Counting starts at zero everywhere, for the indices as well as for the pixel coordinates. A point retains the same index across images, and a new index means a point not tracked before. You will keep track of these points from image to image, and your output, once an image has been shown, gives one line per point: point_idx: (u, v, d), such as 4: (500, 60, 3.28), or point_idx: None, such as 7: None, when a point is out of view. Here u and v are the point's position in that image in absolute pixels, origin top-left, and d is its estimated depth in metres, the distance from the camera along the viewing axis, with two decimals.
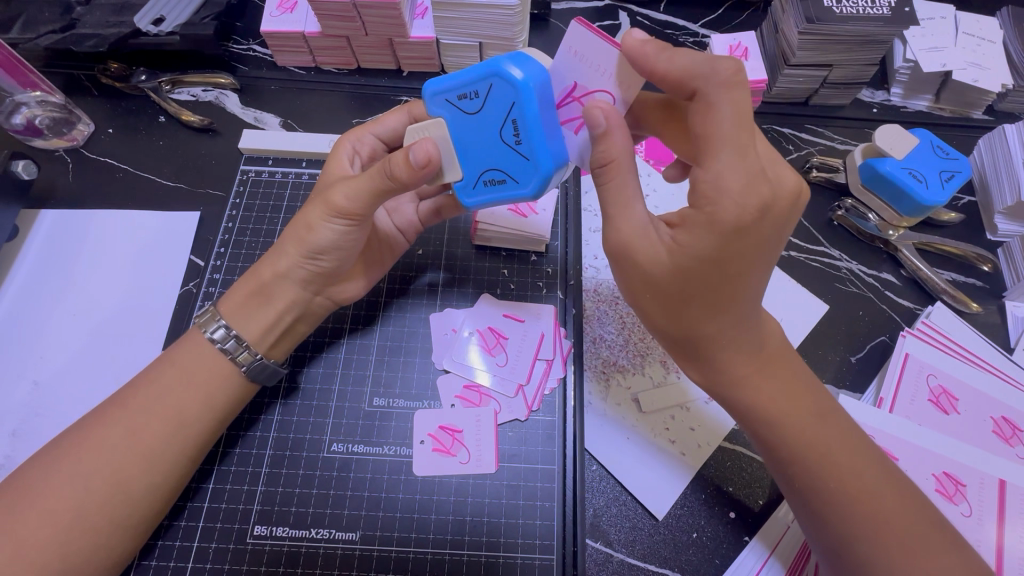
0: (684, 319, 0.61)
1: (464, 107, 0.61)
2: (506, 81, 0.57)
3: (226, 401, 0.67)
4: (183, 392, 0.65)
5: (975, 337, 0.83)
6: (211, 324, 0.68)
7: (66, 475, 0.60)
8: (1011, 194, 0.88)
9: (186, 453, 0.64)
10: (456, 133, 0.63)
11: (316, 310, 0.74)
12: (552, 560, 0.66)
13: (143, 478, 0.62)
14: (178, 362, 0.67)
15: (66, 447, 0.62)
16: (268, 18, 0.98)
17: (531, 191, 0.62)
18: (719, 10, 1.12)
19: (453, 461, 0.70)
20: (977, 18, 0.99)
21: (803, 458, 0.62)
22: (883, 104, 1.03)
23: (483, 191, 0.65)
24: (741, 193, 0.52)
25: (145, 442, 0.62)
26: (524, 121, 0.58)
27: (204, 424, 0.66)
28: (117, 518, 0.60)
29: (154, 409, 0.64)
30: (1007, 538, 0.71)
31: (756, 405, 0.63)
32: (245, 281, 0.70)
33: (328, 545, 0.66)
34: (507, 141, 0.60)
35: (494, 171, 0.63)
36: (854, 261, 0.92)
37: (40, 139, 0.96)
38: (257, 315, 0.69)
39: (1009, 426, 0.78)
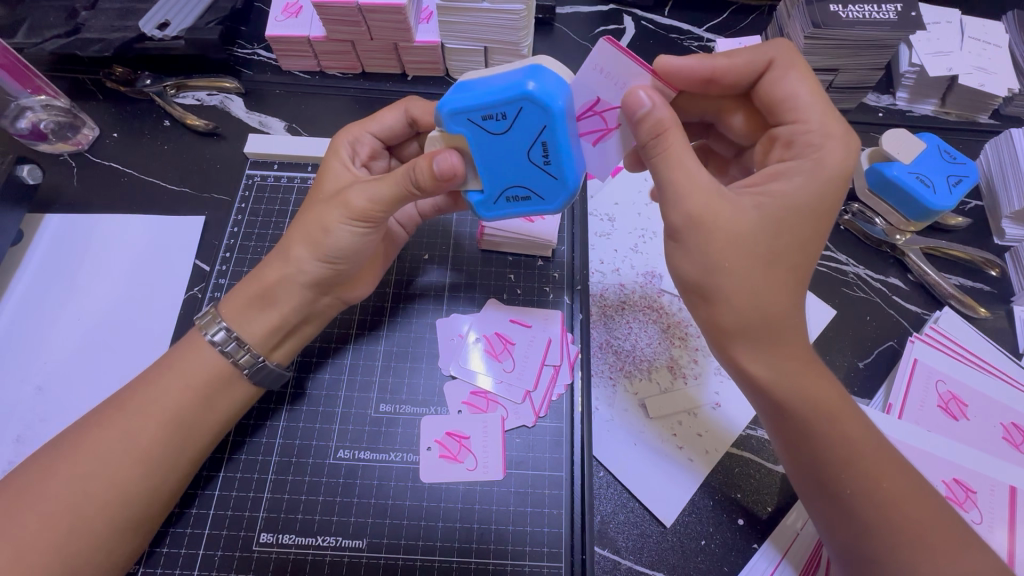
0: (762, 296, 0.57)
1: (489, 127, 0.59)
2: (535, 101, 0.56)
3: (227, 404, 0.67)
4: (184, 396, 0.65)
5: (984, 343, 0.83)
6: (212, 326, 0.68)
7: (67, 480, 0.59)
8: (1018, 198, 0.88)
9: (185, 456, 0.64)
10: (478, 151, 0.61)
11: (322, 313, 0.73)
12: (560, 568, 0.66)
13: (140, 479, 0.61)
14: (176, 364, 0.66)
15: (68, 452, 0.61)
16: (273, 23, 0.98)
17: (555, 207, 0.64)
18: (724, 14, 1.12)
19: (459, 468, 0.69)
20: (982, 23, 0.99)
21: (847, 466, 0.59)
22: (889, 109, 1.03)
23: (504, 206, 0.66)
24: (839, 143, 0.58)
25: (143, 445, 0.62)
26: (553, 140, 0.59)
27: (204, 426, 0.65)
28: (113, 521, 0.60)
29: (150, 411, 0.63)
30: (1018, 546, 0.70)
31: (804, 408, 0.59)
32: (246, 286, 0.69)
33: (334, 553, 0.65)
34: (534, 159, 0.60)
35: (517, 188, 0.63)
36: (861, 266, 0.91)
37: (45, 143, 0.95)
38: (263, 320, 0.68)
39: (1019, 432, 0.78)
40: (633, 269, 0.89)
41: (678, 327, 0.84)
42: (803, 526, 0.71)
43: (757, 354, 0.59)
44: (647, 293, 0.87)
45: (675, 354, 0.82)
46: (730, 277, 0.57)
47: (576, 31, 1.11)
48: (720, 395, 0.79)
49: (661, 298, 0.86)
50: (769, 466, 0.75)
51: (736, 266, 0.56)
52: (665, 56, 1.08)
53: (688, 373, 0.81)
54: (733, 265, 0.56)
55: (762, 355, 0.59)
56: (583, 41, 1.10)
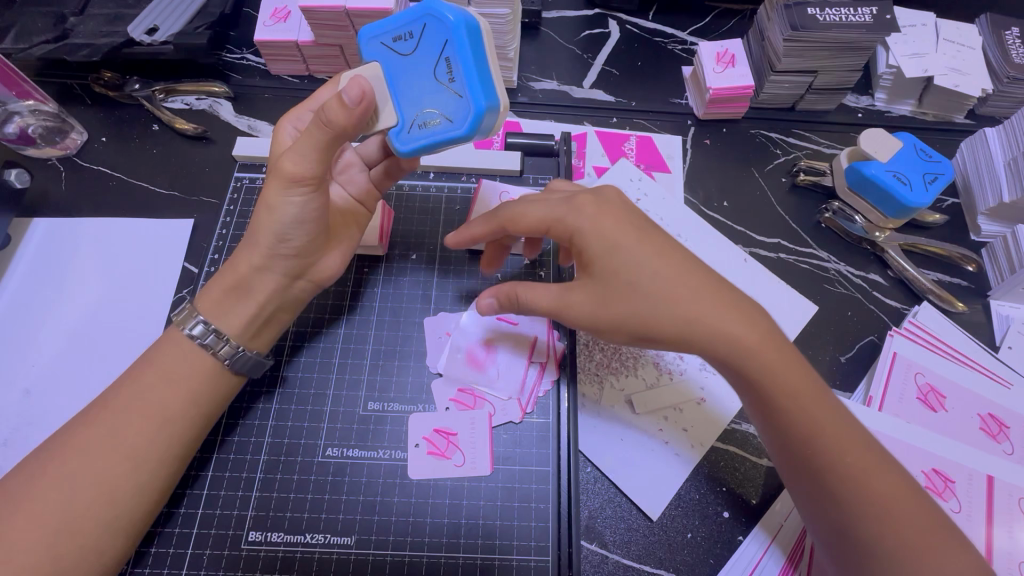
0: (678, 296, 0.61)
1: (398, 48, 0.64)
2: (440, 20, 0.60)
3: (210, 396, 0.67)
4: (170, 394, 0.65)
5: (962, 337, 0.85)
6: (189, 321, 0.68)
7: (53, 478, 0.60)
8: (993, 195, 0.91)
9: (171, 451, 0.64)
10: (390, 72, 0.65)
11: (294, 299, 0.72)
12: (548, 561, 0.66)
13: (127, 476, 0.61)
14: (156, 360, 0.67)
15: (53, 452, 0.61)
16: (261, 28, 0.99)
17: (463, 132, 0.62)
18: (706, 18, 1.15)
19: (448, 464, 0.70)
20: (956, 25, 1.01)
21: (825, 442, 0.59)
22: (868, 109, 1.05)
23: (416, 134, 0.65)
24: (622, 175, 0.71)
25: (127, 442, 0.62)
26: (456, 58, 0.61)
27: (191, 420, 0.66)
28: (102, 519, 0.60)
29: (133, 408, 0.63)
30: (996, 537, 0.72)
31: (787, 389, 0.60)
32: (220, 280, 0.69)
33: (323, 550, 0.66)
34: (440, 78, 0.62)
35: (427, 111, 0.63)
36: (842, 262, 0.93)
37: (33, 148, 0.96)
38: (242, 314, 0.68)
39: (996, 423, 0.79)
40: None
41: None
42: (789, 514, 0.72)
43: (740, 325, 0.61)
44: None
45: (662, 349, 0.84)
46: (662, 272, 0.62)
47: (562, 35, 1.13)
48: (706, 389, 0.80)
49: None
50: (754, 459, 0.76)
51: (653, 269, 0.62)
52: (649, 59, 1.11)
53: (674, 369, 0.82)
54: (650, 268, 0.62)
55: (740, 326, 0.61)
56: (568, 44, 1.12)
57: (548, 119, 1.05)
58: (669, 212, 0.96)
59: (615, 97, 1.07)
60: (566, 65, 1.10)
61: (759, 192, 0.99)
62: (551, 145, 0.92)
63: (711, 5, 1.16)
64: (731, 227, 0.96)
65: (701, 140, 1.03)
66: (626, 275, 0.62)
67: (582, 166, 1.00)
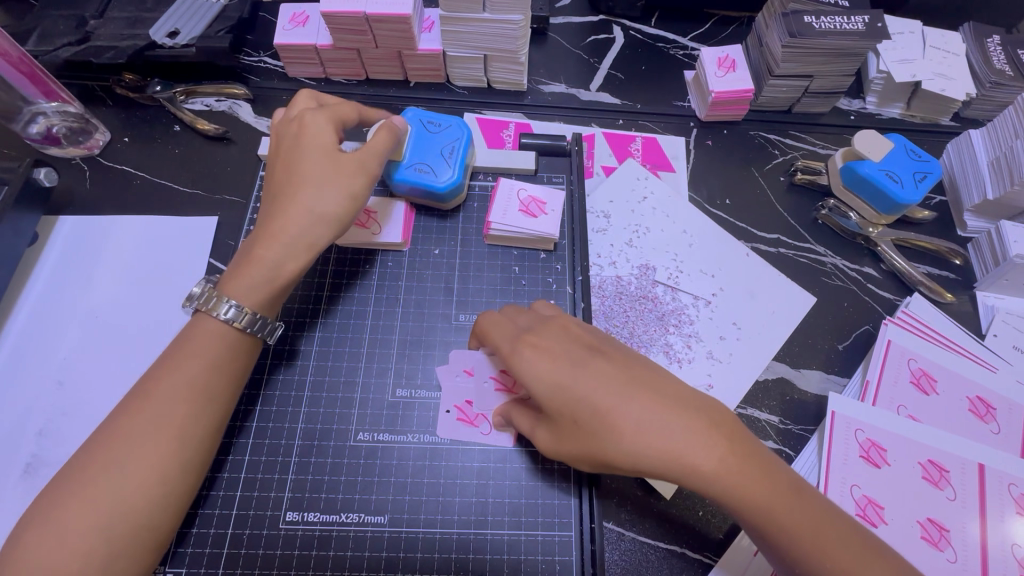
0: (618, 407, 0.61)
1: (431, 121, 0.88)
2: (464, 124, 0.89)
3: (242, 373, 0.70)
4: (207, 372, 0.67)
5: (951, 325, 0.90)
6: (218, 306, 0.69)
7: (102, 464, 0.60)
8: (978, 193, 0.97)
9: (212, 427, 0.66)
10: (416, 129, 0.87)
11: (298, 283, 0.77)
12: (570, 536, 0.70)
13: (172, 456, 0.62)
14: (186, 345, 0.68)
15: (99, 440, 0.62)
16: (281, 32, 1.02)
17: (438, 188, 0.84)
18: (706, 25, 1.20)
19: (476, 428, 0.75)
20: (942, 32, 1.07)
21: (810, 552, 0.58)
22: (860, 112, 1.11)
23: (407, 172, 0.84)
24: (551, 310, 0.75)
25: (171, 422, 0.63)
26: (460, 148, 0.87)
27: (226, 397, 0.68)
28: (152, 496, 0.61)
29: (174, 390, 0.65)
30: (988, 532, 0.75)
31: (758, 506, 0.59)
32: (253, 266, 0.71)
33: (358, 528, 0.69)
34: (443, 152, 0.86)
35: (422, 165, 0.85)
36: (838, 257, 0.99)
37: (58, 148, 0.98)
38: (276, 292, 0.73)
39: (984, 405, 0.84)
40: (628, 262, 0.96)
41: (672, 314, 0.92)
42: None
43: (707, 451, 0.60)
44: (642, 284, 0.94)
45: (670, 339, 0.90)
46: (627, 409, 0.61)
47: (568, 40, 1.17)
48: (712, 377, 0.87)
49: (655, 289, 0.94)
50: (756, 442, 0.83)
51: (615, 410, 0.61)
52: (653, 64, 1.15)
53: (682, 359, 0.88)
54: (613, 405, 0.61)
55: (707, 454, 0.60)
56: (575, 49, 1.16)
57: (557, 120, 1.09)
58: (675, 208, 1.00)
59: (620, 100, 1.12)
60: (573, 69, 1.14)
61: (759, 190, 1.04)
62: (563, 146, 0.96)
63: (710, 12, 1.21)
64: (734, 224, 1.01)
65: (703, 141, 1.08)
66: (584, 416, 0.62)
67: (591, 165, 1.04)
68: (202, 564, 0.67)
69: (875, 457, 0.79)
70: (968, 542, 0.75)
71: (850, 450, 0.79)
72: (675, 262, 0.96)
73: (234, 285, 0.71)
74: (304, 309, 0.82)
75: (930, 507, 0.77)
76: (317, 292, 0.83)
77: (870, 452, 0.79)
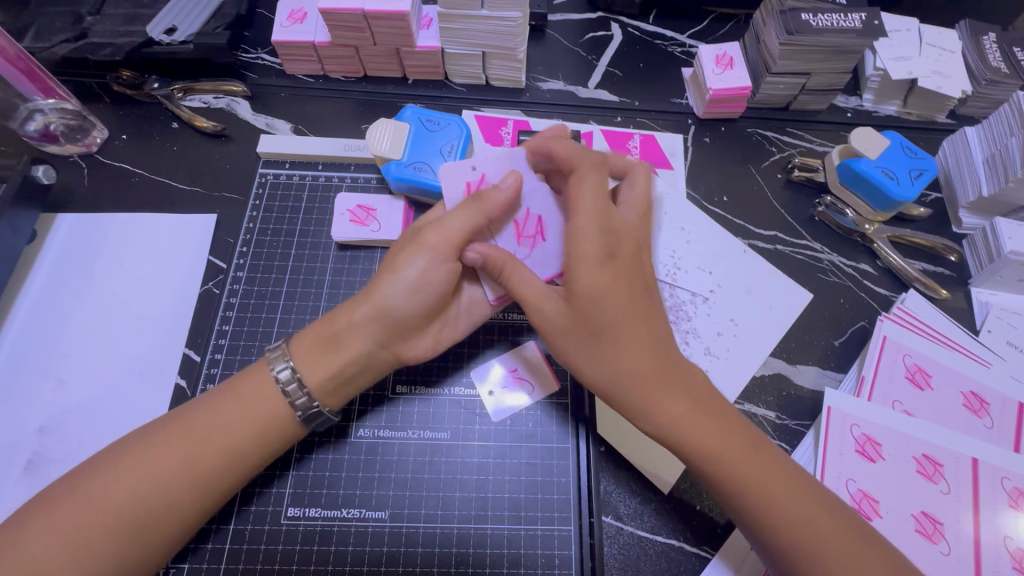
0: (609, 342, 0.67)
1: (429, 123, 0.90)
2: (461, 123, 0.91)
3: (280, 440, 0.68)
4: (244, 430, 0.66)
5: (946, 321, 0.91)
6: (279, 361, 0.69)
7: (123, 492, 0.61)
8: (973, 190, 0.98)
9: (236, 479, 0.65)
10: (415, 130, 0.88)
11: (379, 364, 0.72)
12: (569, 530, 0.71)
13: (192, 500, 0.63)
14: (239, 396, 0.67)
15: (125, 465, 0.62)
16: (279, 28, 1.02)
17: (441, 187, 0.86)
18: (703, 22, 1.20)
19: (475, 420, 0.76)
20: (938, 30, 1.08)
21: (746, 495, 0.65)
22: (856, 109, 1.12)
23: (408, 172, 0.86)
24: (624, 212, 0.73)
25: (200, 472, 0.63)
26: (460, 147, 0.88)
27: (256, 456, 0.66)
28: (164, 532, 0.62)
29: (210, 438, 0.64)
30: (981, 523, 0.76)
31: (711, 442, 0.67)
32: (317, 329, 0.70)
33: (359, 523, 0.70)
34: (443, 152, 0.87)
35: (423, 164, 0.86)
36: (834, 253, 0.99)
37: (55, 145, 0.98)
38: (338, 378, 0.69)
39: (977, 400, 0.85)
40: None
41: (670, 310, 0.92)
42: None
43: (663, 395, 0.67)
44: None
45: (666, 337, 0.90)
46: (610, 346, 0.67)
47: (566, 37, 1.17)
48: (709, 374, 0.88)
49: None
50: None
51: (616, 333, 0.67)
52: (651, 61, 1.16)
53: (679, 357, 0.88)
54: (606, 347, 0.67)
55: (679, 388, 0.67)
56: (572, 46, 1.17)
57: (555, 118, 1.09)
58: (673, 206, 1.01)
59: (618, 97, 1.12)
60: (571, 67, 1.14)
61: (756, 187, 1.05)
62: None
63: (708, 9, 1.21)
64: (731, 221, 1.02)
65: (701, 138, 1.09)
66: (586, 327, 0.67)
67: None
68: (204, 560, 0.67)
69: (870, 452, 0.80)
70: (961, 535, 0.76)
71: (846, 444, 0.80)
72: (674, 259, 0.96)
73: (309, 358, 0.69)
74: (301, 318, 0.84)
75: (924, 500, 0.78)
76: (314, 303, 0.85)
77: (865, 446, 0.80)
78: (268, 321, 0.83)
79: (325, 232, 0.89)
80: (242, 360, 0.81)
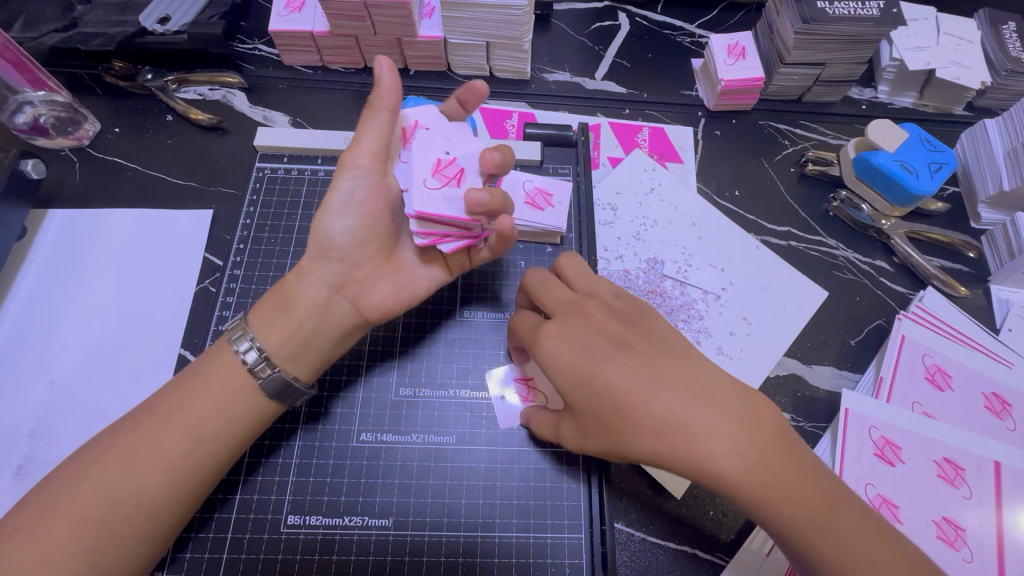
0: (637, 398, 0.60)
1: None
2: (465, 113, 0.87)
3: (245, 415, 0.65)
4: (208, 409, 0.63)
5: (965, 320, 0.88)
6: (240, 338, 0.67)
7: (92, 485, 0.58)
8: (993, 184, 0.95)
9: (207, 465, 0.62)
10: None
11: (342, 320, 0.70)
12: (580, 538, 0.69)
13: (163, 489, 0.60)
14: (205, 375, 0.65)
15: (96, 456, 0.60)
16: (276, 17, 0.98)
17: None
18: (713, 12, 1.17)
19: (482, 424, 0.74)
20: (956, 19, 1.04)
21: (811, 545, 0.56)
22: (871, 101, 1.09)
23: None
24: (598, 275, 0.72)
25: (166, 456, 0.60)
26: None
27: (225, 438, 0.63)
28: (141, 530, 0.59)
29: (174, 419, 0.62)
30: (1005, 530, 0.74)
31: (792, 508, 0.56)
32: (269, 301, 0.69)
33: (361, 531, 0.67)
34: None
35: None
36: (850, 250, 0.97)
37: (45, 138, 0.95)
38: (291, 331, 0.67)
39: (999, 401, 0.83)
40: (636, 256, 0.93)
41: (681, 309, 0.90)
42: None
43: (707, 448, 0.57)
44: (650, 279, 0.92)
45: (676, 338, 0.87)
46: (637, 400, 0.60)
47: (572, 27, 1.14)
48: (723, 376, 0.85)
49: (663, 283, 0.91)
50: None
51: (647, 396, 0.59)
52: (660, 52, 1.12)
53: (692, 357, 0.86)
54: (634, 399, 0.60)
55: (736, 444, 0.57)
56: (579, 37, 1.13)
57: (562, 110, 1.06)
58: (683, 201, 0.98)
59: (626, 88, 1.09)
60: (577, 58, 1.11)
61: (769, 181, 1.02)
62: (569, 136, 0.94)
63: None
64: (743, 216, 0.99)
65: (712, 131, 1.06)
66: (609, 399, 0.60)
67: (597, 156, 1.02)
68: (201, 569, 0.65)
69: (890, 456, 0.77)
70: (984, 542, 0.73)
71: (864, 448, 0.77)
72: (684, 256, 0.94)
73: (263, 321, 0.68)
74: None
75: (945, 505, 0.75)
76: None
77: (884, 450, 0.77)
78: None
79: None
80: None
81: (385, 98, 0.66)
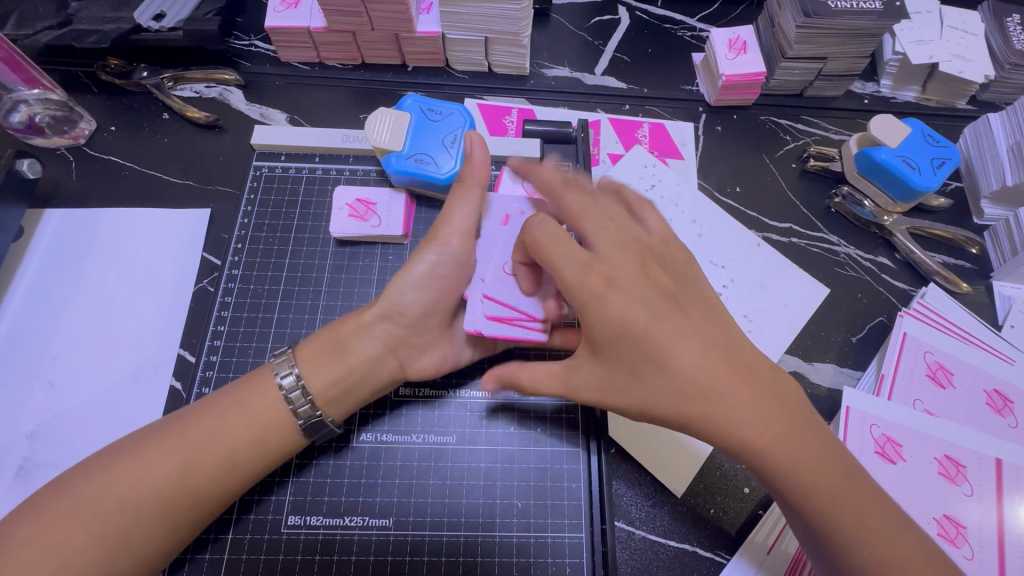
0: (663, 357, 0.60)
1: (430, 114, 0.86)
2: (464, 112, 0.86)
3: (279, 449, 0.65)
4: (241, 436, 0.63)
5: (967, 316, 0.88)
6: (284, 367, 0.67)
7: (112, 494, 0.58)
8: (997, 179, 0.94)
9: (231, 492, 0.63)
10: (416, 122, 0.85)
11: (385, 375, 0.70)
12: (581, 538, 0.69)
13: (186, 508, 0.60)
14: (243, 402, 0.65)
15: (116, 463, 0.60)
16: (272, 13, 0.97)
17: (442, 177, 0.82)
18: (714, 5, 1.16)
19: (482, 427, 0.73)
20: (959, 11, 1.03)
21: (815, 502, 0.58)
22: (874, 95, 1.07)
23: (410, 164, 0.82)
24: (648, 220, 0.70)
25: (196, 477, 0.61)
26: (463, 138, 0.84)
27: (253, 468, 0.63)
28: (151, 542, 0.59)
29: (211, 446, 0.62)
30: (1006, 527, 0.74)
31: (798, 477, 0.58)
32: (322, 338, 0.69)
33: (362, 531, 0.67)
34: (445, 143, 0.84)
35: (425, 156, 0.82)
36: (851, 246, 0.96)
37: (41, 138, 0.94)
38: (346, 389, 0.68)
39: (1001, 398, 0.82)
40: None
41: None
42: None
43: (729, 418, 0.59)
44: None
45: None
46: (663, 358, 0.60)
47: (571, 21, 1.13)
48: None
49: None
50: None
51: (677, 345, 0.60)
52: (660, 46, 1.11)
53: None
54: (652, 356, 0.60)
55: (753, 417, 0.59)
56: (578, 31, 1.12)
57: (562, 106, 1.05)
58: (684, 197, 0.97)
59: (626, 84, 1.08)
60: (576, 53, 1.10)
61: (769, 177, 1.01)
62: (569, 133, 0.93)
63: None
64: (743, 212, 0.98)
65: (713, 127, 1.05)
66: (641, 349, 0.60)
67: (597, 152, 1.01)
68: (203, 570, 0.65)
69: (891, 453, 0.77)
70: (985, 538, 0.73)
71: (865, 445, 0.77)
72: None
73: (313, 365, 0.67)
74: (300, 318, 0.80)
75: (946, 502, 0.75)
76: (312, 302, 0.81)
77: (885, 447, 0.77)
78: (265, 321, 0.80)
79: (323, 227, 0.86)
80: (239, 361, 0.77)
81: (475, 175, 0.72)
